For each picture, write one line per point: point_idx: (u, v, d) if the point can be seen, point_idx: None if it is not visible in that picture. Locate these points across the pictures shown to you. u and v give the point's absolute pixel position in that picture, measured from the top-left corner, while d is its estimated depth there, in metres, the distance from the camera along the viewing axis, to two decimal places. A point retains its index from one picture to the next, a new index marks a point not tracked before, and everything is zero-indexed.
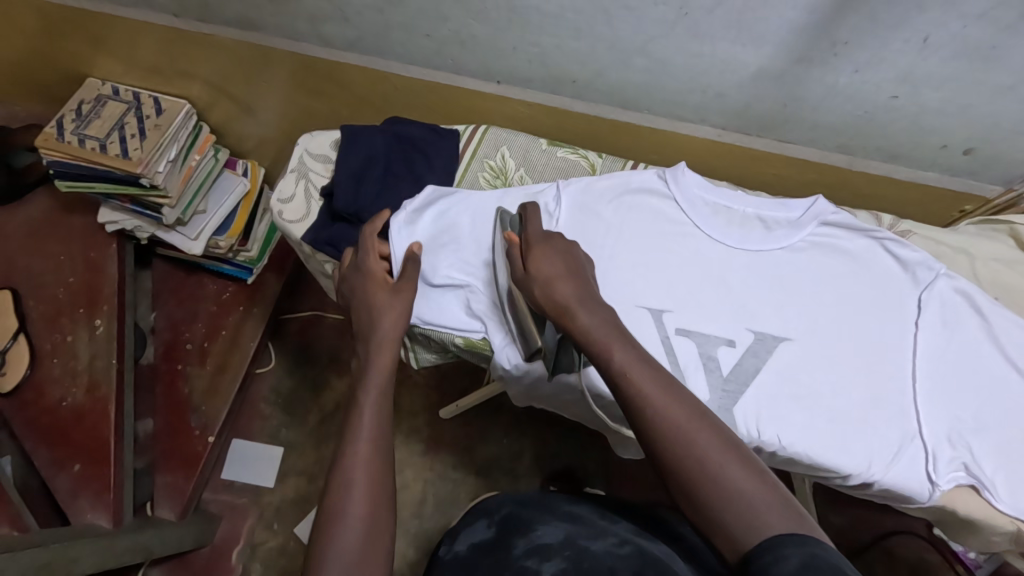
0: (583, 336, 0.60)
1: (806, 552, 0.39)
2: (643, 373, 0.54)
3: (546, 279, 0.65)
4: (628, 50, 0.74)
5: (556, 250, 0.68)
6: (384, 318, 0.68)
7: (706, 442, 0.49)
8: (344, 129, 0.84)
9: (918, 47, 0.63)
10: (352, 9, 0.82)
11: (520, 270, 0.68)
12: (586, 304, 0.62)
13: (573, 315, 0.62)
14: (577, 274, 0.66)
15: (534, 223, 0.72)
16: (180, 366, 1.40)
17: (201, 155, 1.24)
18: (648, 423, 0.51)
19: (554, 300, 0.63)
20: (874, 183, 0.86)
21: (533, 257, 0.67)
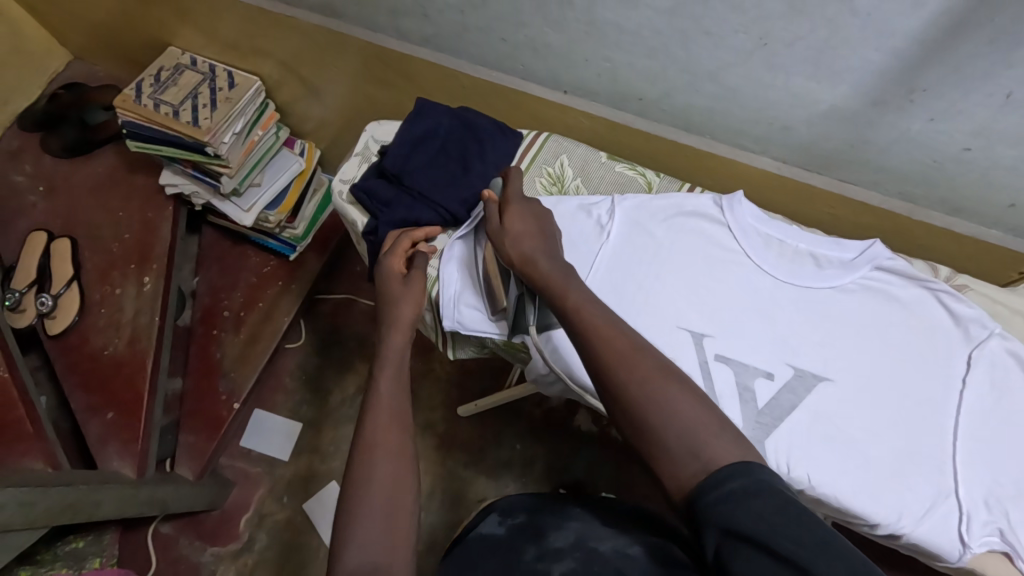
0: (540, 279, 0.67)
1: (750, 478, 0.46)
2: (597, 317, 0.61)
3: (516, 236, 0.71)
4: (700, 74, 0.75)
5: (531, 213, 0.73)
6: (405, 300, 0.72)
7: (648, 373, 0.56)
8: (419, 100, 0.87)
9: (1000, 102, 0.62)
10: (434, 8, 0.84)
11: (494, 224, 0.73)
12: (550, 256, 0.69)
13: (535, 264, 0.68)
14: (542, 234, 0.72)
15: (515, 183, 0.75)
16: (215, 331, 1.45)
17: (264, 131, 1.29)
18: (597, 355, 0.59)
19: (519, 252, 0.70)
20: (932, 235, 0.84)
21: (508, 214, 0.73)
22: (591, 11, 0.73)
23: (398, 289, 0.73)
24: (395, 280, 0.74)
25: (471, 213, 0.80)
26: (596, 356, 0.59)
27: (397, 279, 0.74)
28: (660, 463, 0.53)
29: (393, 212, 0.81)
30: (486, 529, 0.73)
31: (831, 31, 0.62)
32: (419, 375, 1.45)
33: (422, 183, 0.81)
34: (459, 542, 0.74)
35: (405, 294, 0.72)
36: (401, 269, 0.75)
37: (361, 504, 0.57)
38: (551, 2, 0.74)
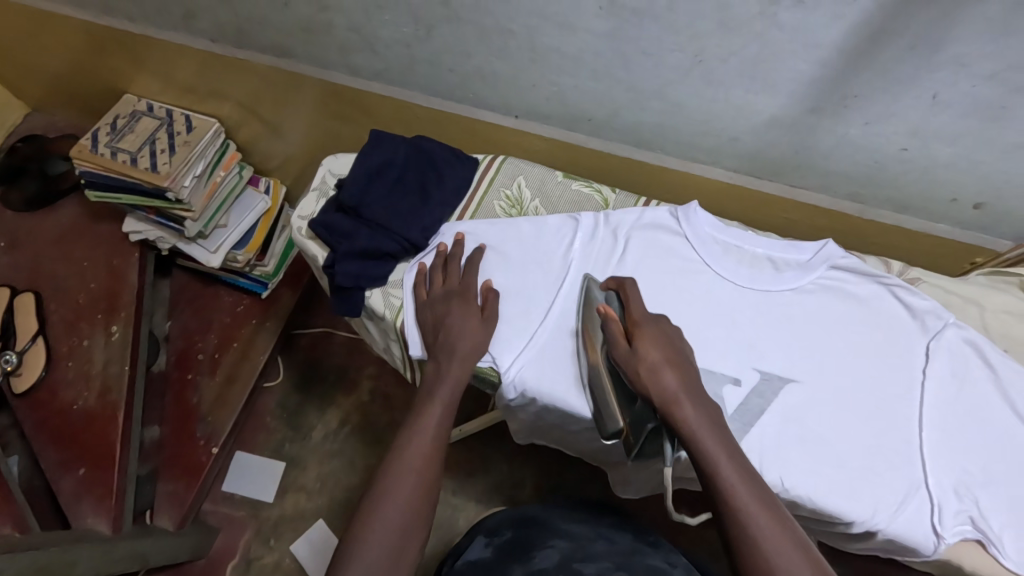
0: (686, 430, 0.60)
1: None
2: (748, 496, 0.56)
3: (652, 364, 0.64)
4: (644, 92, 0.76)
5: (662, 335, 0.67)
6: (464, 332, 0.72)
7: (798, 559, 0.52)
8: (373, 131, 0.84)
9: (928, 103, 0.64)
10: (382, 42, 0.85)
11: (622, 348, 0.67)
12: (692, 397, 0.62)
13: (678, 406, 0.61)
14: (681, 360, 0.65)
15: (636, 302, 0.71)
16: (191, 376, 1.43)
17: (226, 172, 1.29)
18: (748, 533, 0.54)
19: (660, 389, 0.62)
20: (883, 231, 0.86)
21: (641, 339, 0.66)
22: (533, 39, 0.74)
23: (449, 302, 0.74)
24: (466, 311, 0.73)
25: (432, 241, 0.80)
26: (746, 537, 0.54)
27: (476, 321, 0.73)
28: None
29: (355, 247, 0.77)
30: (474, 554, 0.76)
31: (760, 44, 0.64)
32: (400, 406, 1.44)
33: (381, 213, 0.79)
34: (445, 570, 0.75)
35: (460, 328, 0.72)
36: (472, 319, 0.73)
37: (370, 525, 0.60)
38: (493, 31, 0.75)
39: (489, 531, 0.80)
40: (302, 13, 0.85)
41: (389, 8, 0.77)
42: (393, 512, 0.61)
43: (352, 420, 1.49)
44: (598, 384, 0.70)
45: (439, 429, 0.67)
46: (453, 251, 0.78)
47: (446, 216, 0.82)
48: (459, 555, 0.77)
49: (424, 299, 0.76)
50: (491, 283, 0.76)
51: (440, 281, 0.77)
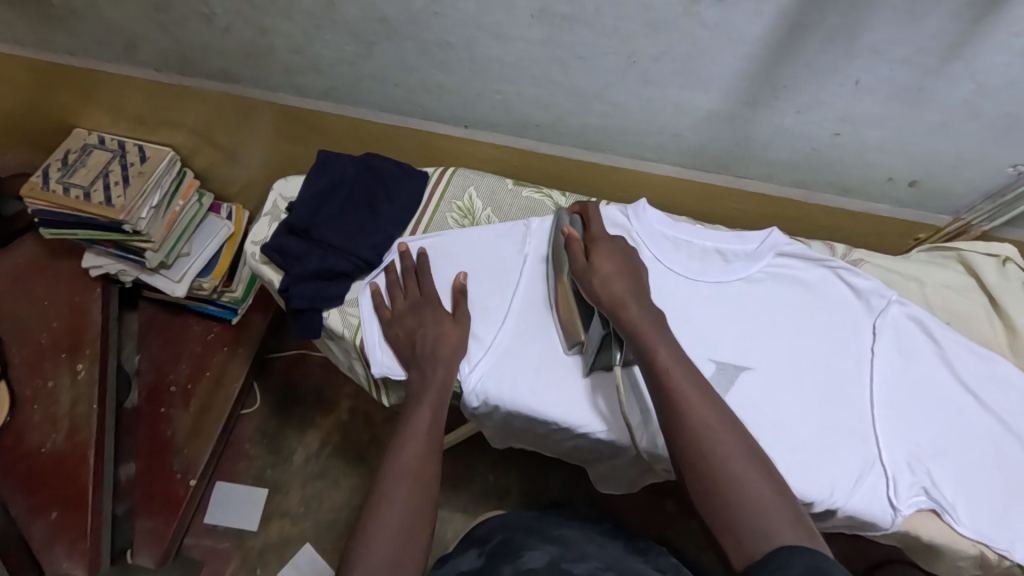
0: (631, 326, 0.66)
1: (807, 561, 0.46)
2: (683, 378, 0.60)
3: (606, 274, 0.70)
4: (585, 96, 0.77)
5: (617, 250, 0.73)
6: (440, 338, 0.73)
7: (724, 432, 0.56)
8: (320, 153, 0.84)
9: (851, 89, 0.66)
10: (325, 63, 0.85)
11: (581, 261, 0.73)
12: (640, 301, 0.68)
13: (626, 308, 0.67)
14: (631, 271, 0.71)
15: (596, 220, 0.77)
16: (163, 409, 1.40)
17: (185, 200, 1.28)
18: (679, 412, 0.58)
19: (611, 292, 0.69)
20: (830, 215, 0.88)
21: (596, 252, 0.73)
22: (471, 51, 0.75)
23: (418, 312, 0.75)
24: (435, 312, 0.75)
25: (384, 258, 0.81)
26: (676, 413, 0.58)
27: (448, 320, 0.75)
28: (721, 528, 0.53)
29: (308, 269, 0.78)
30: (465, 564, 0.74)
31: (689, 42, 0.65)
32: None
33: (332, 234, 0.79)
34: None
35: (436, 334, 0.73)
36: (445, 317, 0.75)
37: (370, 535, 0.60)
38: (432, 44, 0.75)
39: (481, 542, 0.79)
40: (242, 38, 0.85)
41: (328, 28, 0.77)
42: (393, 514, 0.62)
43: (333, 440, 1.48)
44: (560, 299, 0.76)
45: (431, 432, 0.68)
46: (409, 261, 0.79)
47: (398, 232, 0.83)
48: (451, 565, 0.76)
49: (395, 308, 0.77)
50: (462, 278, 0.78)
51: (401, 295, 0.78)
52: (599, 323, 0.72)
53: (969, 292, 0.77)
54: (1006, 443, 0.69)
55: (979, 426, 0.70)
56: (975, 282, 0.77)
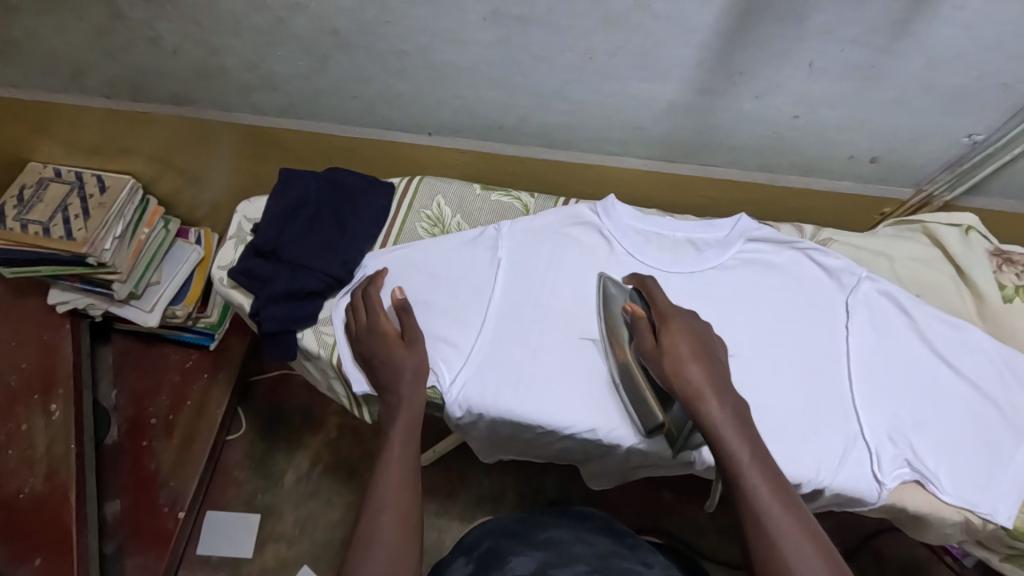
0: (708, 424, 0.60)
1: None
2: (777, 506, 0.56)
3: (677, 358, 0.64)
4: (545, 95, 0.77)
5: (690, 328, 0.67)
6: (399, 357, 0.71)
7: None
8: (282, 171, 0.83)
9: (806, 72, 0.67)
10: (278, 79, 0.83)
11: (649, 341, 0.67)
12: (718, 391, 0.62)
13: (701, 402, 0.61)
14: (709, 354, 0.65)
15: (660, 297, 0.71)
16: (146, 442, 1.37)
17: (150, 228, 1.24)
18: (772, 550, 0.54)
19: (688, 381, 0.62)
20: (797, 196, 0.89)
21: (668, 330, 0.66)
22: (426, 58, 0.74)
23: (374, 334, 0.73)
24: (389, 333, 0.72)
25: (355, 272, 0.80)
26: (771, 550, 0.54)
27: (401, 340, 0.72)
28: None
29: (278, 291, 0.77)
30: (453, 574, 0.73)
31: (644, 36, 0.65)
32: None
33: (300, 253, 0.78)
34: None
35: (401, 358, 0.71)
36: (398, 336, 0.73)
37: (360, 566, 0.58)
38: (386, 54, 0.74)
39: (468, 549, 0.78)
40: (191, 59, 0.83)
41: (279, 44, 0.76)
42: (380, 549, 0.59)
43: (323, 459, 1.46)
44: (627, 377, 0.71)
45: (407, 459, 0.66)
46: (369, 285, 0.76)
47: (368, 246, 0.82)
48: None
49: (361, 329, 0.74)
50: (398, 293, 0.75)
51: (362, 316, 0.75)
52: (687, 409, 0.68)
53: (935, 263, 0.78)
54: (983, 409, 0.69)
55: (957, 394, 0.70)
56: (941, 253, 0.78)
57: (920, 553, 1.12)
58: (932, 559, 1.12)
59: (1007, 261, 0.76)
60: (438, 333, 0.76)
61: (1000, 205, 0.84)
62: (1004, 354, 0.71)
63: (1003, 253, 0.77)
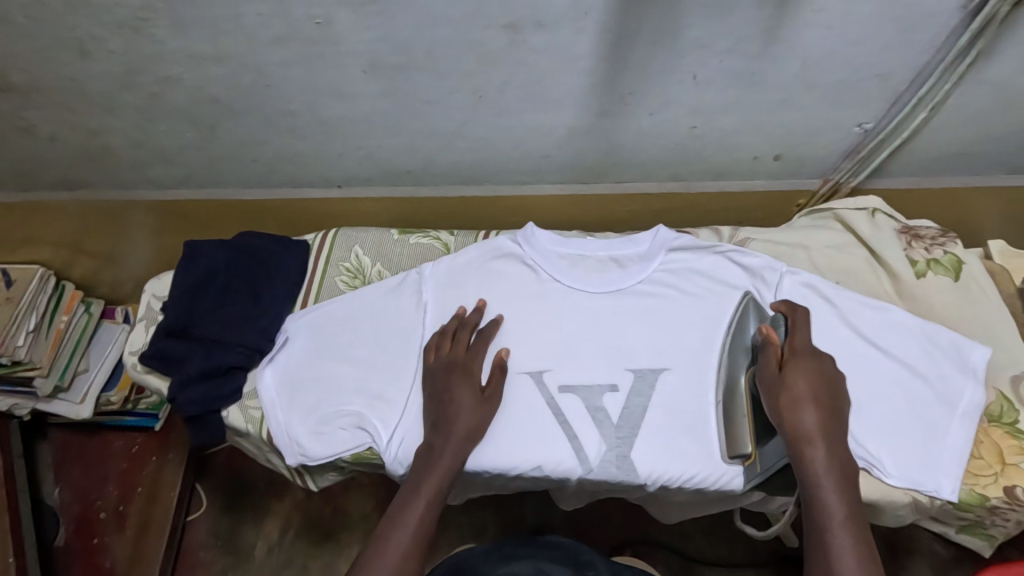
0: (808, 468, 0.62)
1: None
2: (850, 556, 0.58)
3: (796, 396, 0.65)
4: (446, 135, 0.76)
5: (821, 372, 0.66)
6: (463, 411, 0.69)
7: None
8: (186, 244, 0.79)
9: (692, 84, 0.68)
10: (171, 152, 0.80)
11: (773, 372, 0.67)
12: (831, 442, 0.63)
13: (810, 446, 0.63)
14: (830, 400, 0.65)
15: (804, 333, 0.69)
16: (97, 539, 1.28)
17: (69, 315, 1.18)
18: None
19: (800, 421, 0.64)
20: (714, 199, 0.90)
21: (792, 367, 0.67)
22: (317, 114, 0.72)
23: (449, 376, 0.71)
24: (458, 375, 0.71)
25: (275, 340, 0.77)
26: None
27: (473, 390, 0.70)
28: None
29: (195, 371, 0.73)
30: None
31: (527, 69, 0.65)
32: (343, 491, 1.32)
33: (212, 328, 0.75)
34: None
35: (459, 406, 0.69)
36: (474, 400, 0.70)
37: None
38: (275, 115, 0.72)
39: None
40: (75, 143, 0.79)
41: (163, 118, 0.73)
42: None
43: (294, 523, 1.31)
44: (729, 409, 0.71)
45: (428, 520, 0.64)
46: (470, 316, 0.75)
47: (287, 309, 0.79)
48: None
49: (426, 366, 0.73)
50: (463, 311, 0.76)
51: (447, 345, 0.74)
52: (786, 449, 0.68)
53: (852, 246, 0.79)
54: (915, 386, 0.70)
55: (888, 375, 0.70)
56: (854, 237, 0.80)
57: None
58: None
59: (916, 237, 0.78)
60: (370, 391, 0.74)
61: (903, 183, 0.87)
62: (924, 328, 0.71)
63: (911, 230, 0.79)
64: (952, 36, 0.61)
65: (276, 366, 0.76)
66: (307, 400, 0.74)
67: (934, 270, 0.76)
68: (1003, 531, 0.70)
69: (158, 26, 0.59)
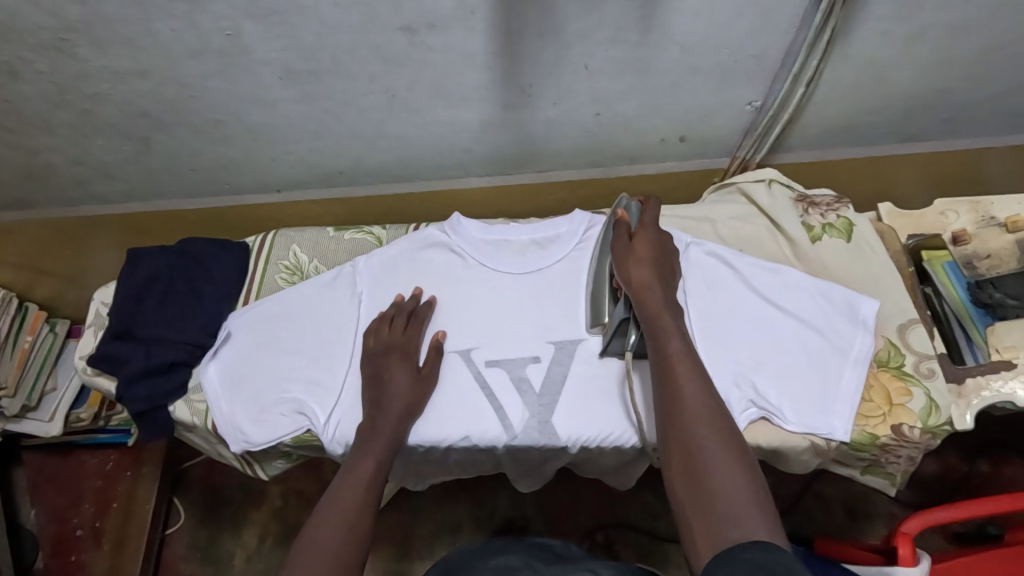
0: (648, 313, 0.67)
1: (762, 547, 0.47)
2: (688, 371, 0.62)
3: (637, 255, 0.71)
4: (368, 135, 0.81)
5: (660, 242, 0.73)
6: (401, 388, 0.73)
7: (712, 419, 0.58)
8: (131, 251, 0.84)
9: (585, 74, 0.73)
10: (111, 166, 0.85)
11: (621, 241, 0.73)
12: (664, 290, 0.69)
13: (645, 294, 0.68)
14: (664, 264, 0.71)
15: (648, 213, 0.75)
16: (74, 556, 1.28)
17: (34, 334, 1.19)
18: (681, 408, 0.60)
19: (635, 273, 0.69)
20: (635, 182, 0.96)
21: (638, 237, 0.73)
22: (244, 122, 0.77)
23: (389, 357, 0.75)
24: (396, 355, 0.76)
25: (217, 335, 0.82)
26: (675, 402, 0.61)
27: (414, 369, 0.75)
28: (693, 498, 0.55)
29: (138, 366, 0.77)
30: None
31: (429, 68, 0.70)
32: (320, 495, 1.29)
33: (155, 328, 0.80)
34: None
35: (396, 385, 0.73)
36: (414, 374, 0.75)
37: (302, 556, 0.61)
38: (203, 124, 0.78)
39: None
40: (18, 162, 0.84)
41: (98, 134, 0.78)
42: (332, 540, 0.62)
43: (273, 530, 1.27)
44: (596, 285, 0.78)
45: (372, 482, 0.68)
46: (408, 303, 0.80)
47: (228, 308, 0.84)
48: None
49: (363, 350, 0.77)
50: (400, 296, 0.81)
51: (385, 329, 0.78)
52: (625, 311, 0.73)
53: (752, 217, 0.85)
54: (811, 339, 0.75)
55: (786, 330, 0.76)
56: (756, 208, 0.86)
57: (857, 486, 1.14)
58: (869, 489, 1.14)
59: (812, 205, 0.84)
60: (310, 378, 0.78)
61: (806, 155, 0.93)
62: (819, 287, 0.77)
63: (808, 199, 0.85)
64: (809, 15, 0.68)
65: (219, 359, 0.80)
66: (249, 389, 0.78)
67: (828, 233, 0.83)
68: (900, 468, 0.75)
69: (80, 46, 0.65)
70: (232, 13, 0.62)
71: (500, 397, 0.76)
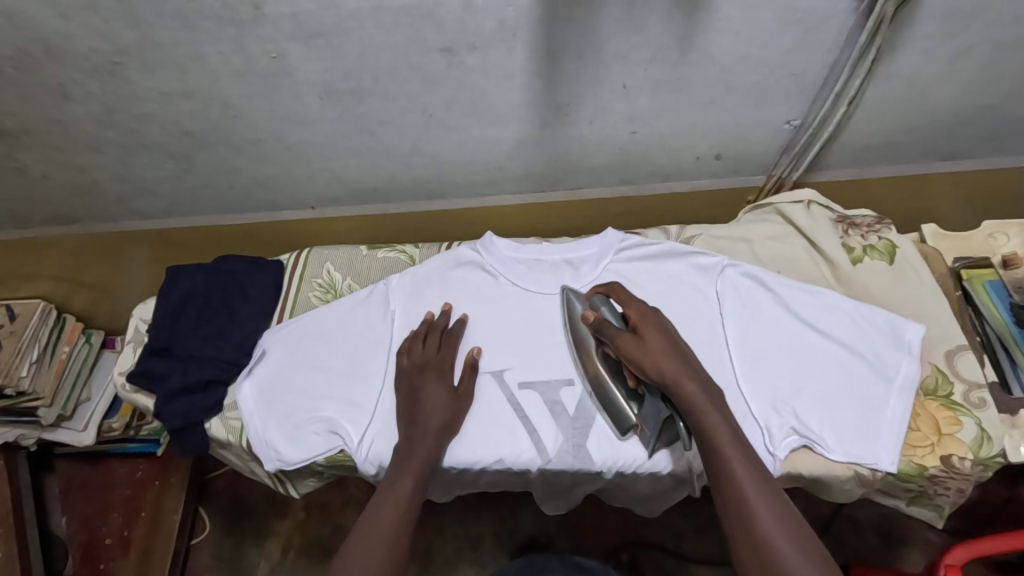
0: (693, 411, 0.63)
1: None
2: (749, 481, 0.59)
3: (654, 348, 0.68)
4: (403, 153, 0.82)
5: (664, 326, 0.70)
6: (437, 404, 0.73)
7: (790, 538, 0.56)
8: (171, 268, 0.86)
9: (623, 93, 0.73)
10: (152, 182, 0.87)
11: (628, 339, 0.69)
12: (697, 378, 0.65)
13: (680, 386, 0.64)
14: (679, 349, 0.68)
15: (628, 301, 0.73)
16: (102, 565, 1.29)
17: (71, 345, 1.20)
18: (753, 527, 0.57)
19: (657, 368, 0.66)
20: (668, 200, 0.95)
21: (643, 327, 0.70)
22: (284, 140, 0.78)
23: (425, 374, 0.75)
24: (430, 372, 0.75)
25: (253, 353, 0.82)
26: (744, 515, 0.58)
27: (448, 389, 0.75)
28: None
29: (177, 383, 0.79)
30: None
31: (466, 88, 0.71)
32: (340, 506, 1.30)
33: (193, 345, 0.81)
34: None
35: (431, 403, 0.73)
36: (449, 392, 0.75)
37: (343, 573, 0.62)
38: (243, 142, 0.79)
39: None
40: (64, 178, 0.86)
41: (141, 152, 0.80)
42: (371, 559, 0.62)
43: (295, 542, 1.27)
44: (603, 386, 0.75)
45: (411, 498, 0.67)
46: (438, 320, 0.80)
47: (263, 325, 0.85)
48: None
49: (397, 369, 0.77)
50: (433, 313, 0.81)
51: (418, 347, 0.77)
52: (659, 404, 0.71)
53: (790, 238, 0.83)
54: (854, 365, 0.73)
55: (827, 355, 0.74)
56: (794, 228, 0.84)
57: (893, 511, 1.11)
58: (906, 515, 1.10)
59: (852, 225, 0.83)
60: (343, 396, 0.78)
61: (844, 174, 0.91)
62: (860, 310, 0.75)
63: (847, 219, 0.83)
64: (856, 32, 0.66)
65: (253, 376, 0.81)
66: (283, 407, 0.78)
67: (870, 255, 0.81)
68: (949, 501, 0.72)
69: (130, 68, 0.66)
70: (278, 36, 0.63)
71: (535, 419, 0.76)
